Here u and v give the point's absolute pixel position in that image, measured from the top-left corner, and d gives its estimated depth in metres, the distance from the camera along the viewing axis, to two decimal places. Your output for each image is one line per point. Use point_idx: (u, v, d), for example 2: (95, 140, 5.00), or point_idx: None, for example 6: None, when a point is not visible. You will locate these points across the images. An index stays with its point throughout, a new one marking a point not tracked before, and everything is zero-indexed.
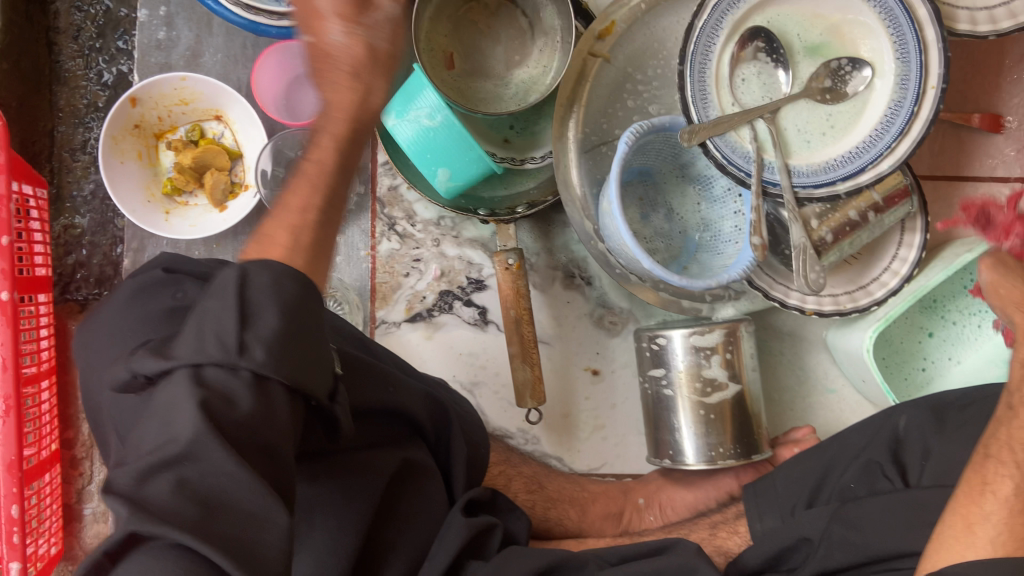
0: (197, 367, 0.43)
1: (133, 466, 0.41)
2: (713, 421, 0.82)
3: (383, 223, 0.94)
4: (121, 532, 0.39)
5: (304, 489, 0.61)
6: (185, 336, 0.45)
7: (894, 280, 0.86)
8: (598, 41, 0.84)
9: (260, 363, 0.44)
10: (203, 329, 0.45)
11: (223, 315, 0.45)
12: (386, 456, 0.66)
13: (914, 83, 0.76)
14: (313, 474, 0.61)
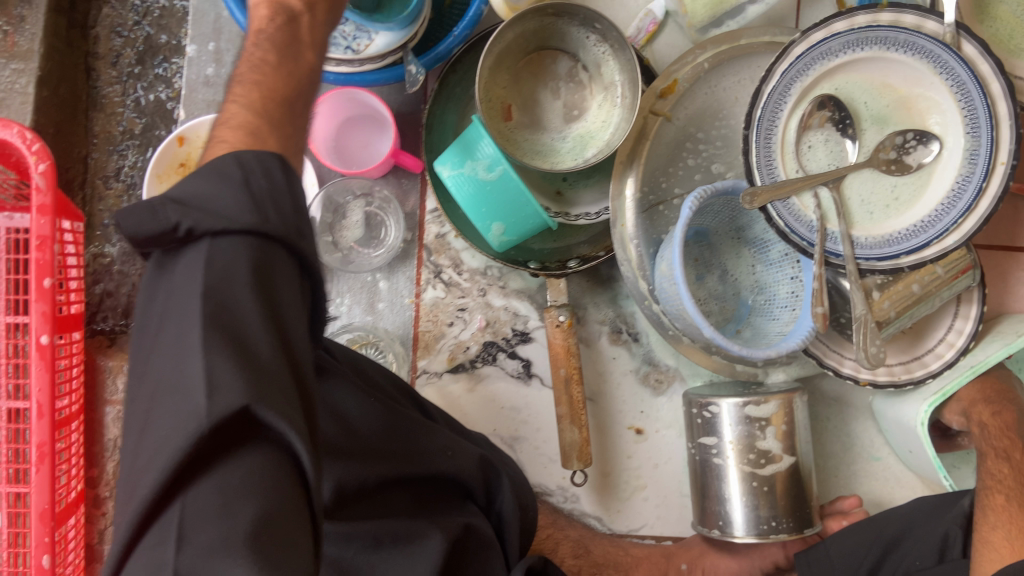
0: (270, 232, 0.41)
1: (222, 333, 0.38)
2: (765, 492, 0.80)
3: (429, 270, 0.91)
4: (240, 410, 0.37)
5: (367, 556, 0.59)
6: (237, 188, 0.42)
7: (950, 352, 0.85)
8: (660, 99, 0.83)
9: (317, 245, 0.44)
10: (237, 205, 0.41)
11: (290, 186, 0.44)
12: (446, 521, 0.65)
13: (983, 159, 0.75)
14: (377, 539, 0.60)
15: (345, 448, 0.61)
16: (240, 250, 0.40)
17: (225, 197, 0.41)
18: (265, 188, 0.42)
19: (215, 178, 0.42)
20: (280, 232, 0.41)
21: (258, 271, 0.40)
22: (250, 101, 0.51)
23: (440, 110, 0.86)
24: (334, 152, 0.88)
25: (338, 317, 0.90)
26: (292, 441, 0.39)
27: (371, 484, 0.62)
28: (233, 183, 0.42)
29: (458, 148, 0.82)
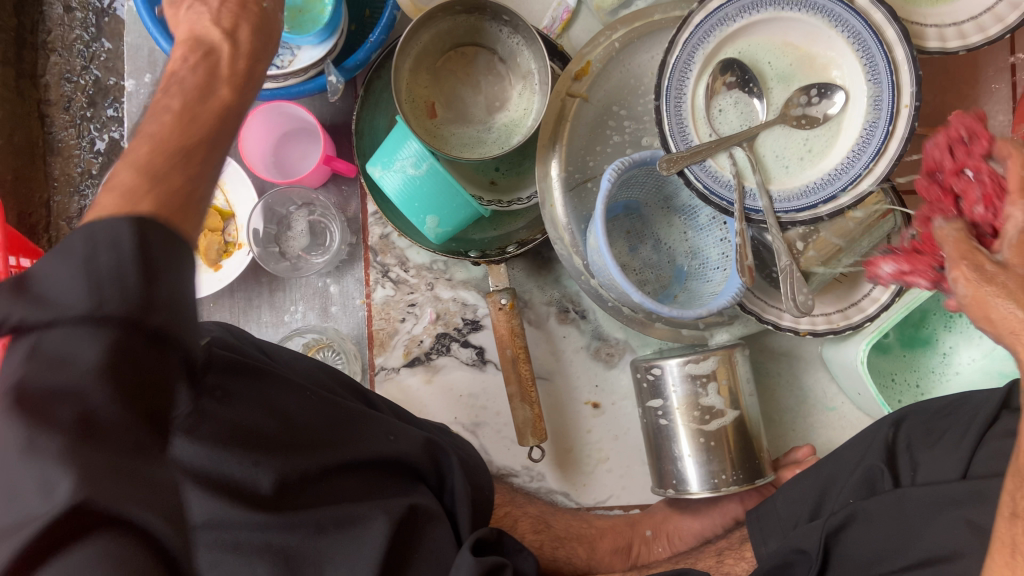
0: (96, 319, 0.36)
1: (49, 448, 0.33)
2: (714, 447, 0.82)
3: (377, 271, 0.94)
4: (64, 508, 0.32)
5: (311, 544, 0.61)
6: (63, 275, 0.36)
7: (884, 296, 0.86)
8: (575, 82, 0.86)
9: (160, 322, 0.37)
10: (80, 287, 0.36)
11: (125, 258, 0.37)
12: (391, 502, 0.66)
13: (886, 102, 0.77)
14: (320, 525, 0.61)
15: (280, 441, 0.62)
16: (68, 333, 0.35)
17: (63, 279, 0.36)
18: (117, 256, 0.37)
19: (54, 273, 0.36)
20: (119, 313, 0.36)
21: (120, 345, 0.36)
22: (160, 144, 0.49)
23: (368, 115, 0.89)
24: (270, 166, 0.92)
25: (294, 324, 0.94)
26: (142, 522, 0.34)
27: (314, 473, 0.63)
28: (72, 263, 0.36)
29: (385, 149, 0.85)
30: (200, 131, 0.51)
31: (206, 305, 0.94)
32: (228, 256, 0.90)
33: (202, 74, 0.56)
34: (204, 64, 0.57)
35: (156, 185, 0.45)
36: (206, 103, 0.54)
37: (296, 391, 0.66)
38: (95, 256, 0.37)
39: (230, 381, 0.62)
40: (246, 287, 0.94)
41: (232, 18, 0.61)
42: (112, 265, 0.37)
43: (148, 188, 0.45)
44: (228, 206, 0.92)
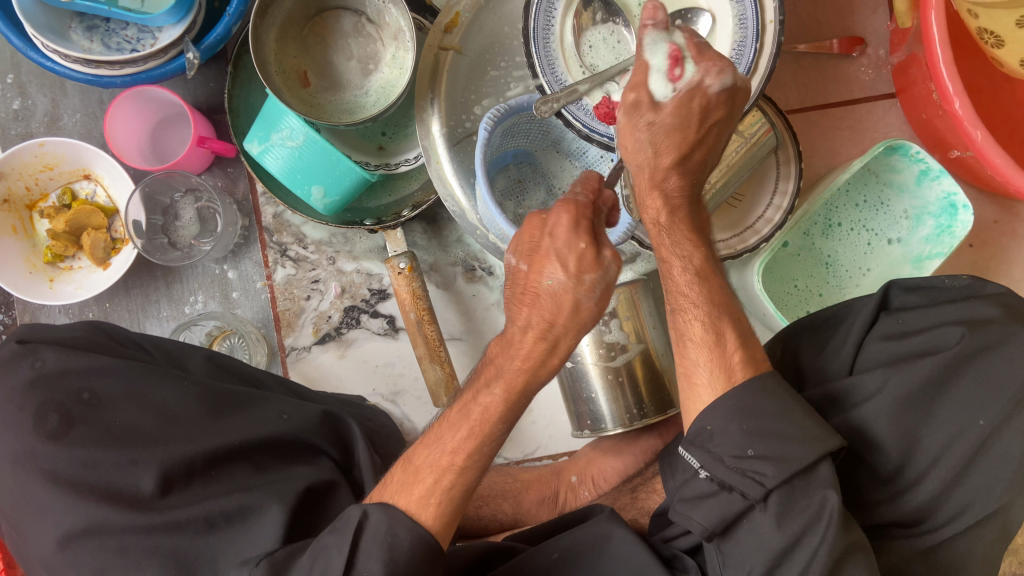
0: None
1: None
2: (623, 382, 0.83)
3: (275, 251, 0.93)
4: None
5: (205, 539, 0.60)
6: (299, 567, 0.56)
7: (778, 215, 0.87)
8: (446, 34, 0.84)
9: None
10: (375, 564, 0.54)
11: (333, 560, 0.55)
12: (282, 488, 0.65)
13: (752, 20, 0.75)
14: (208, 521, 0.61)
15: (156, 435, 0.64)
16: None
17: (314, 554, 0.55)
18: (405, 549, 0.56)
19: (360, 529, 0.56)
20: None
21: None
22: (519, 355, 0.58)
23: (242, 93, 0.87)
24: (149, 156, 0.90)
25: (194, 314, 0.93)
26: None
27: (200, 463, 0.64)
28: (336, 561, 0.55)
29: (261, 123, 0.82)
30: (493, 408, 0.59)
31: (102, 306, 0.93)
32: (117, 252, 0.89)
33: (568, 311, 0.57)
34: (604, 292, 0.57)
35: (487, 434, 0.59)
36: (479, 399, 0.60)
37: (172, 380, 0.68)
38: (385, 554, 0.55)
39: (100, 384, 0.66)
40: (141, 283, 0.93)
41: (580, 257, 0.57)
42: (402, 550, 0.56)
43: (460, 475, 0.59)
44: (112, 203, 0.90)
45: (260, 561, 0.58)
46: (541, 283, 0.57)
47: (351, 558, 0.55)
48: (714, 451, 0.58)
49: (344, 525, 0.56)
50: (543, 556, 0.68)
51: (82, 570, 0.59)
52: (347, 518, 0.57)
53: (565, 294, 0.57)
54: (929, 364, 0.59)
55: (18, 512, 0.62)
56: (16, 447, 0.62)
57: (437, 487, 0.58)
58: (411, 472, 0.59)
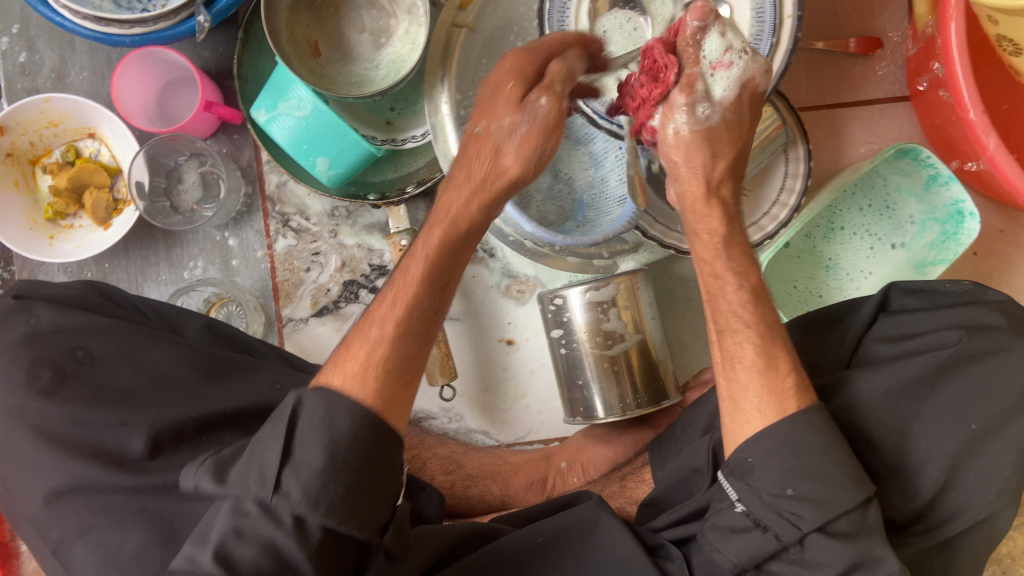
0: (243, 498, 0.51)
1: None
2: (617, 371, 0.83)
3: (276, 221, 0.92)
4: None
5: (189, 505, 0.60)
6: (239, 464, 0.53)
7: (783, 212, 0.87)
8: (460, 11, 0.83)
9: (293, 499, 0.50)
10: (317, 450, 0.51)
11: (270, 450, 0.52)
12: None
13: (769, 12, 0.75)
14: None
15: (148, 398, 0.64)
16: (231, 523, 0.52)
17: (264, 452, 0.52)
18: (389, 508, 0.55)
19: (295, 417, 0.53)
20: None
21: (374, 472, 0.52)
22: (453, 220, 0.61)
23: (252, 59, 0.86)
24: (154, 117, 0.89)
25: (193, 280, 0.92)
26: None
27: (190, 428, 0.64)
28: (275, 437, 0.53)
29: (269, 91, 0.82)
30: (414, 272, 0.60)
31: (101, 266, 0.92)
32: (118, 213, 0.89)
33: (503, 168, 0.61)
34: (529, 133, 0.60)
35: (420, 303, 0.59)
36: (405, 273, 0.60)
37: (167, 343, 0.67)
38: (325, 437, 0.52)
39: (95, 343, 0.65)
40: (141, 245, 0.93)
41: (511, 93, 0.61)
42: (345, 430, 0.52)
43: (395, 344, 0.57)
44: (115, 162, 0.90)
45: (205, 460, 0.56)
46: (493, 141, 0.61)
47: (288, 446, 0.52)
48: (754, 485, 0.57)
49: (280, 414, 0.54)
50: (530, 540, 0.67)
51: (67, 528, 0.59)
52: (283, 409, 0.54)
53: (505, 151, 0.60)
54: (921, 365, 0.60)
55: (7, 468, 0.62)
56: (8, 402, 0.63)
57: (370, 360, 0.56)
58: (340, 354, 0.58)
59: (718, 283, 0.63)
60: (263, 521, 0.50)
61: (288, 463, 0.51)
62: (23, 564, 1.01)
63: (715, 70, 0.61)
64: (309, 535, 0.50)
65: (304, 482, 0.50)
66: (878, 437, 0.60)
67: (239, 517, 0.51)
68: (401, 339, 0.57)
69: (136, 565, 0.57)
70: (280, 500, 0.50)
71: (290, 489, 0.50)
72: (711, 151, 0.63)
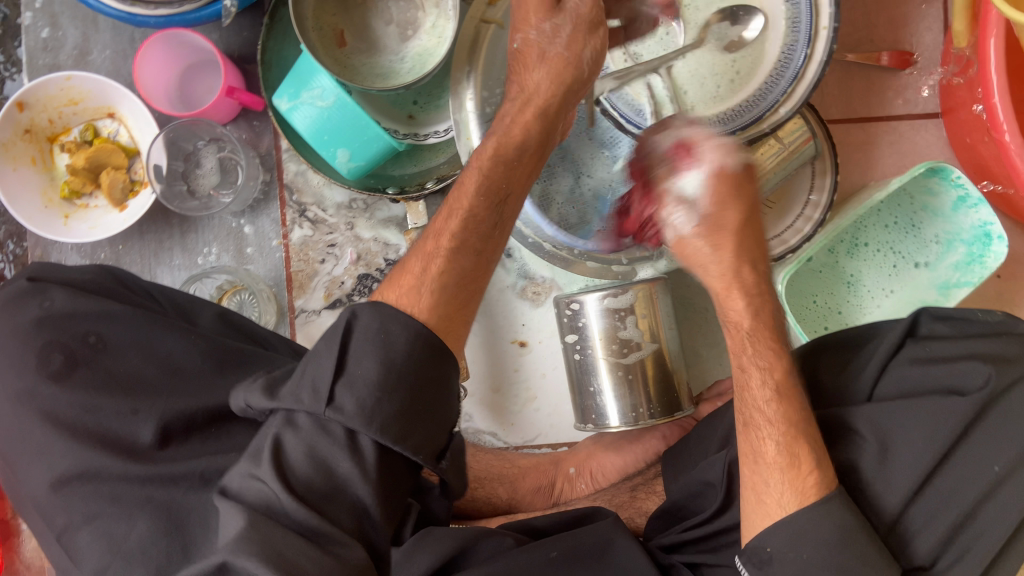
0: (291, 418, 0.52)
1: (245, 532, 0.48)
2: (632, 380, 0.82)
3: (293, 210, 0.91)
4: None
5: (198, 495, 0.58)
6: (292, 382, 0.53)
7: (808, 226, 0.85)
8: (489, 7, 0.82)
9: (348, 416, 0.50)
10: (370, 363, 0.52)
11: (323, 367, 0.52)
12: None
13: (805, 22, 0.73)
14: (205, 477, 0.59)
15: (159, 387, 0.63)
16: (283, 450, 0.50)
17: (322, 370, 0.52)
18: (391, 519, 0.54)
19: (348, 331, 0.53)
20: None
21: (420, 402, 0.53)
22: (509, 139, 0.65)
23: (276, 46, 0.85)
24: (175, 101, 0.88)
25: (207, 266, 0.91)
26: None
27: (200, 419, 0.63)
28: (332, 351, 0.53)
29: (292, 79, 0.81)
30: (447, 229, 0.62)
31: (115, 248, 0.91)
32: (135, 195, 0.88)
33: (546, 88, 0.66)
34: (571, 31, 0.65)
35: (457, 258, 0.60)
36: (439, 227, 0.63)
37: (182, 333, 0.67)
38: (379, 354, 0.52)
39: (109, 329, 0.65)
40: (156, 229, 0.92)
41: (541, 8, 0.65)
42: (399, 350, 0.53)
43: (450, 258, 0.60)
44: (134, 144, 0.89)
45: (257, 381, 0.56)
46: (531, 52, 0.66)
47: (342, 361, 0.52)
48: (772, 574, 0.58)
49: (332, 332, 0.54)
50: (542, 554, 0.66)
51: (72, 515, 0.58)
52: (335, 326, 0.54)
53: (543, 91, 0.66)
54: (947, 392, 0.58)
55: (14, 451, 0.61)
56: (17, 384, 0.62)
57: (427, 276, 0.58)
58: (394, 275, 0.60)
59: (744, 378, 0.63)
60: (319, 435, 0.51)
61: (341, 378, 0.52)
62: (23, 543, 1.00)
63: (679, 174, 0.65)
64: (361, 451, 0.51)
65: (358, 396, 0.51)
66: (892, 463, 0.58)
67: (293, 430, 0.51)
68: (459, 254, 0.60)
69: (142, 555, 0.55)
70: (334, 414, 0.50)
71: (346, 403, 0.51)
72: (715, 241, 0.63)
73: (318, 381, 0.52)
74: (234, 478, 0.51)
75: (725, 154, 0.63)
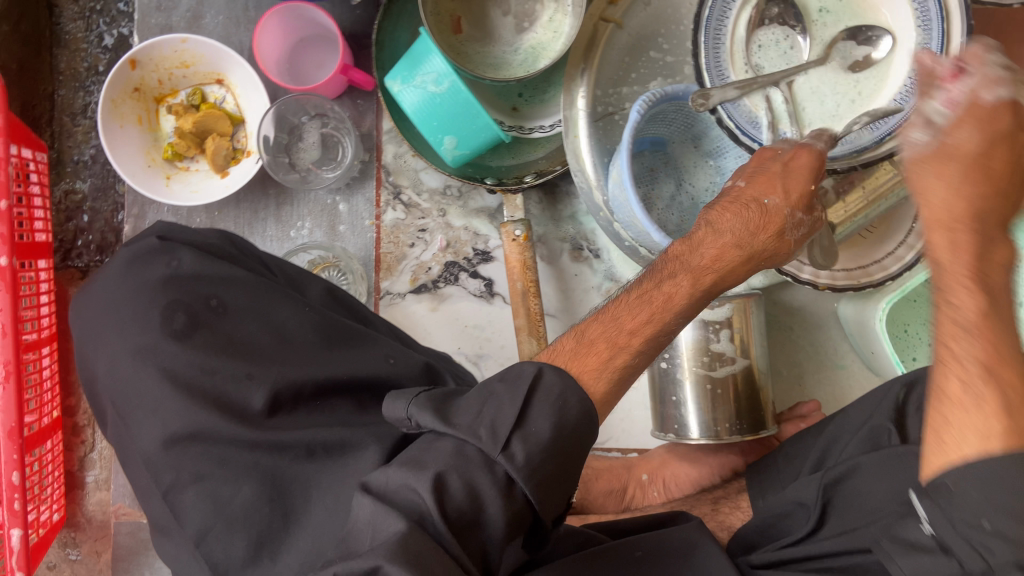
0: (461, 443, 0.47)
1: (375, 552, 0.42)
2: (720, 395, 0.81)
3: (388, 192, 0.92)
4: None
5: (303, 466, 0.58)
6: (466, 407, 0.49)
7: (910, 255, 0.81)
8: (610, 6, 0.81)
9: (518, 465, 0.46)
10: (545, 423, 0.48)
11: (506, 407, 0.48)
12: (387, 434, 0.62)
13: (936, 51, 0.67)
14: (309, 450, 0.59)
15: (274, 355, 0.64)
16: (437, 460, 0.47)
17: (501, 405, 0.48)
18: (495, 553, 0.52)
19: (535, 384, 0.49)
20: None
21: (565, 463, 0.49)
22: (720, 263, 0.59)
23: (390, 26, 0.85)
24: (284, 73, 0.88)
25: (300, 240, 0.92)
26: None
27: (307, 391, 0.63)
28: (517, 392, 0.49)
29: (406, 61, 0.81)
30: (678, 296, 0.58)
31: (210, 213, 0.92)
32: (236, 163, 0.89)
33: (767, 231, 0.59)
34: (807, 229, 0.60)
35: (667, 324, 0.57)
36: (664, 286, 0.58)
37: (295, 304, 0.67)
38: (556, 413, 0.48)
39: (228, 294, 0.66)
40: (252, 198, 0.92)
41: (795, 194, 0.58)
42: (570, 418, 0.49)
43: (633, 357, 0.55)
44: (239, 112, 0.89)
45: (419, 395, 0.52)
46: (756, 198, 0.59)
47: (524, 410, 0.48)
48: (951, 512, 0.45)
49: (518, 376, 0.50)
50: (628, 553, 0.65)
51: (181, 473, 0.59)
52: (521, 372, 0.50)
53: (778, 214, 0.59)
54: None
55: (129, 407, 0.62)
56: (138, 340, 0.63)
57: (609, 364, 0.53)
58: (580, 345, 0.54)
59: None
60: (481, 472, 0.46)
61: (519, 429, 0.47)
62: (87, 495, 1.01)
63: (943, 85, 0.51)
64: (513, 499, 0.46)
65: (530, 451, 0.46)
66: None
67: (459, 462, 0.46)
68: (643, 355, 0.56)
69: (246, 519, 0.56)
70: (504, 460, 0.46)
71: (518, 454, 0.46)
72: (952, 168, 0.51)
73: (494, 412, 0.48)
74: (380, 476, 0.48)
75: (988, 86, 0.50)
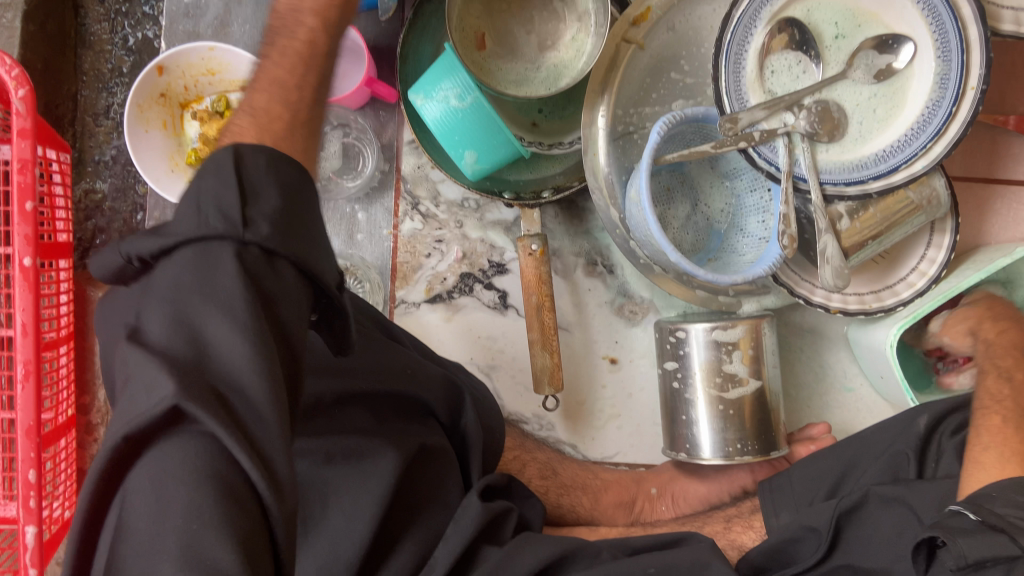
0: (202, 242, 0.41)
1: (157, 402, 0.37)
2: (732, 415, 0.82)
3: (406, 202, 0.93)
4: None
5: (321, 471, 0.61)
6: (181, 212, 0.43)
7: (921, 281, 0.83)
8: (632, 27, 0.82)
9: (265, 236, 0.42)
10: (270, 189, 0.43)
11: (223, 189, 0.42)
12: (404, 439, 0.66)
13: (953, 82, 0.70)
14: (328, 455, 0.61)
15: None
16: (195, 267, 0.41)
17: (207, 211, 0.42)
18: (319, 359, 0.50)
19: (238, 166, 0.43)
20: None
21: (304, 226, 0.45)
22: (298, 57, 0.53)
23: (414, 41, 0.86)
24: None
25: None
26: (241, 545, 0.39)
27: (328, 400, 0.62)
28: (225, 186, 0.42)
29: (429, 76, 0.82)
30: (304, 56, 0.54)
31: None
32: None
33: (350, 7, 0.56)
34: None
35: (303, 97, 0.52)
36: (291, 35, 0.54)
37: None
38: (278, 180, 0.44)
39: None
40: None
41: None
42: (292, 176, 0.45)
43: (288, 119, 0.50)
44: None
45: (127, 250, 0.43)
46: None
47: (241, 186, 0.43)
48: None
49: (209, 164, 0.43)
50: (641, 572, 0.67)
51: None
52: (212, 160, 0.44)
53: None
54: None
55: None
56: None
57: (270, 122, 0.49)
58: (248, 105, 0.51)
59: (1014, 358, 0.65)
60: (225, 260, 0.41)
61: (249, 203, 0.42)
62: None
63: None
64: (279, 268, 0.43)
65: (271, 218, 0.42)
66: None
67: (210, 261, 0.41)
68: (280, 110, 0.51)
69: None
70: (250, 235, 0.42)
71: (261, 226, 0.42)
72: None
73: (206, 201, 0.42)
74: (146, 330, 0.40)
75: None
